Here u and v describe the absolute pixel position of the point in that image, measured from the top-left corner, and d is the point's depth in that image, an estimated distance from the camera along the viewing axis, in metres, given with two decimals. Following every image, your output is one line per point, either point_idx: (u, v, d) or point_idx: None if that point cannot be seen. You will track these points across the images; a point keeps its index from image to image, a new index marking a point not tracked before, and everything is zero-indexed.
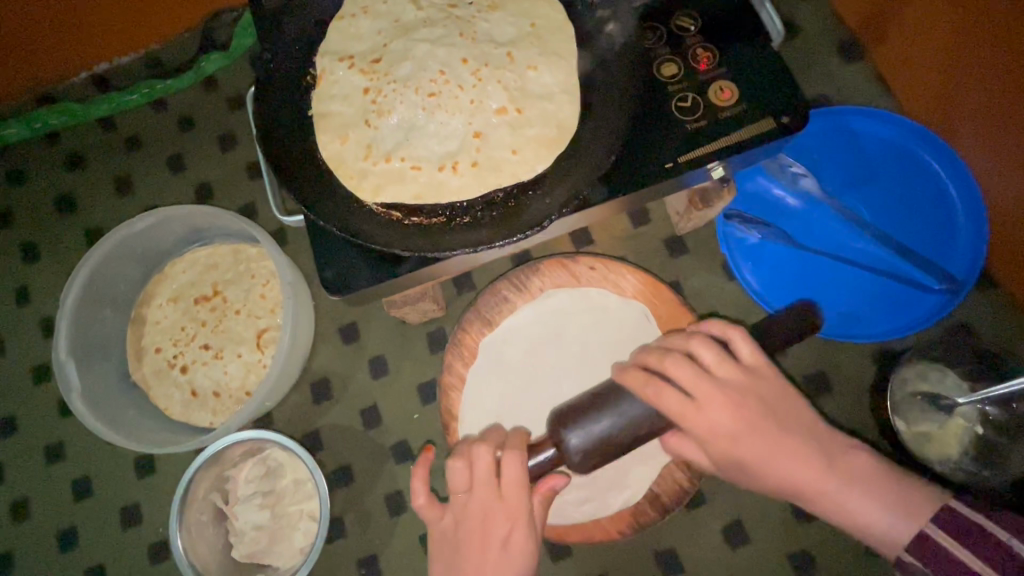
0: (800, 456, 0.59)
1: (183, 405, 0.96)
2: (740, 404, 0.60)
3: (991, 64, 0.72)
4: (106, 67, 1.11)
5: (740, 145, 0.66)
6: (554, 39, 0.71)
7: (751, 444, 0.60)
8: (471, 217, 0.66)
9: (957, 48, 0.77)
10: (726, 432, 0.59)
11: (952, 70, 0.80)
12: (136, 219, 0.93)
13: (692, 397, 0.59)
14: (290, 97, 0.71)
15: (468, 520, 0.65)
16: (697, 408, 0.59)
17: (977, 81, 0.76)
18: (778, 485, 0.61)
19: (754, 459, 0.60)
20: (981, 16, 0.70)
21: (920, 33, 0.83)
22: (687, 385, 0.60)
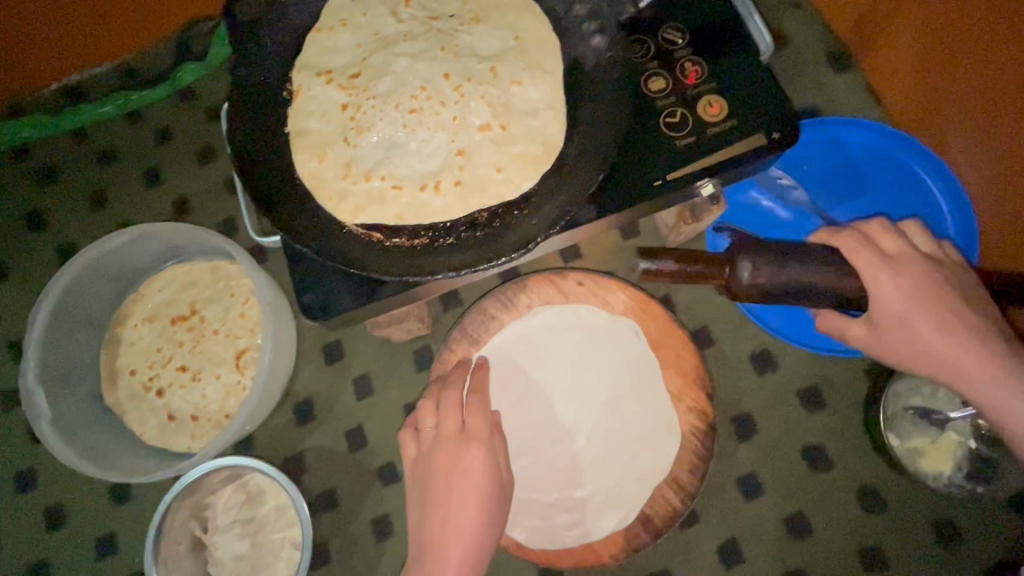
0: (986, 343, 0.59)
1: (159, 429, 0.92)
2: (921, 283, 0.60)
3: (985, 72, 0.71)
4: (78, 78, 1.07)
5: (730, 162, 0.65)
6: (539, 53, 0.69)
7: (956, 327, 0.60)
8: (454, 238, 0.64)
9: (950, 56, 0.75)
10: (946, 314, 0.60)
11: (940, 81, 0.79)
12: (109, 238, 0.89)
13: (920, 270, 0.61)
14: (265, 113, 0.69)
15: (441, 453, 0.71)
16: (938, 290, 0.61)
17: (971, 89, 0.74)
18: (938, 368, 0.61)
19: (929, 329, 0.60)
20: (968, 26, 0.70)
21: (910, 43, 0.82)
22: (906, 259, 0.62)
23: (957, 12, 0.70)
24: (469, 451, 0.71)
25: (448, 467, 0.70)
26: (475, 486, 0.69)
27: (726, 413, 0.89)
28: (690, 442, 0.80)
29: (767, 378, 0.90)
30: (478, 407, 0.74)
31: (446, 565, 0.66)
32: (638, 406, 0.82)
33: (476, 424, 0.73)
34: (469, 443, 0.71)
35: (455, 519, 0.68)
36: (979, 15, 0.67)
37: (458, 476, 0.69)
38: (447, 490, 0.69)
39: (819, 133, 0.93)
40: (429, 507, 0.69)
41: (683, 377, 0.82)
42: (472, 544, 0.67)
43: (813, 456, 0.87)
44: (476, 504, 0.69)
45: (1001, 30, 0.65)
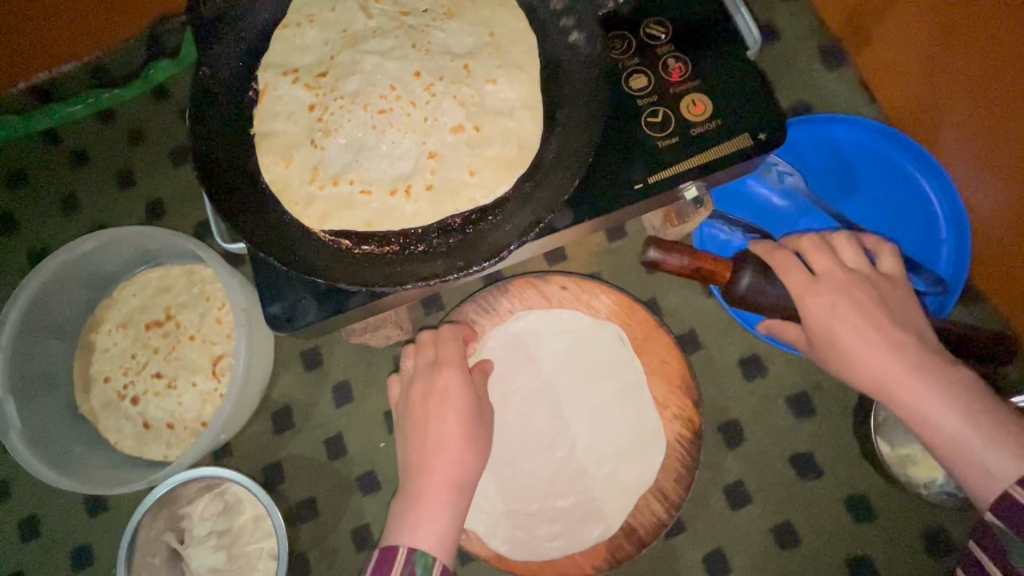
0: (906, 353, 0.58)
1: (135, 438, 0.90)
2: (843, 296, 0.61)
3: (985, 64, 0.67)
4: (46, 77, 1.04)
5: (714, 164, 0.62)
6: (514, 49, 0.66)
7: (879, 340, 0.59)
8: (426, 245, 0.61)
9: (950, 48, 0.71)
10: (867, 329, 0.60)
11: (935, 76, 0.76)
12: (79, 242, 0.87)
13: (842, 287, 0.62)
14: (229, 114, 0.66)
15: (417, 381, 0.70)
16: (862, 305, 0.61)
17: (970, 84, 0.71)
18: (866, 379, 0.60)
19: (848, 340, 0.60)
20: (964, 20, 0.67)
21: (907, 36, 0.78)
22: (831, 277, 0.63)
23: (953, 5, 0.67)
24: (444, 371, 0.69)
25: (424, 390, 0.69)
26: (451, 401, 0.67)
27: (713, 419, 0.87)
28: (675, 451, 0.78)
29: (756, 384, 0.88)
30: (454, 343, 0.72)
31: (432, 482, 0.64)
32: (622, 414, 0.80)
33: (448, 352, 0.71)
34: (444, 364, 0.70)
35: (434, 436, 0.66)
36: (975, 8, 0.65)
37: (435, 397, 0.68)
38: (423, 411, 0.67)
39: (811, 130, 0.89)
40: (411, 433, 0.68)
41: (668, 384, 0.79)
42: (456, 461, 0.65)
43: (801, 463, 0.85)
44: (454, 419, 0.67)
45: (997, 24, 0.63)
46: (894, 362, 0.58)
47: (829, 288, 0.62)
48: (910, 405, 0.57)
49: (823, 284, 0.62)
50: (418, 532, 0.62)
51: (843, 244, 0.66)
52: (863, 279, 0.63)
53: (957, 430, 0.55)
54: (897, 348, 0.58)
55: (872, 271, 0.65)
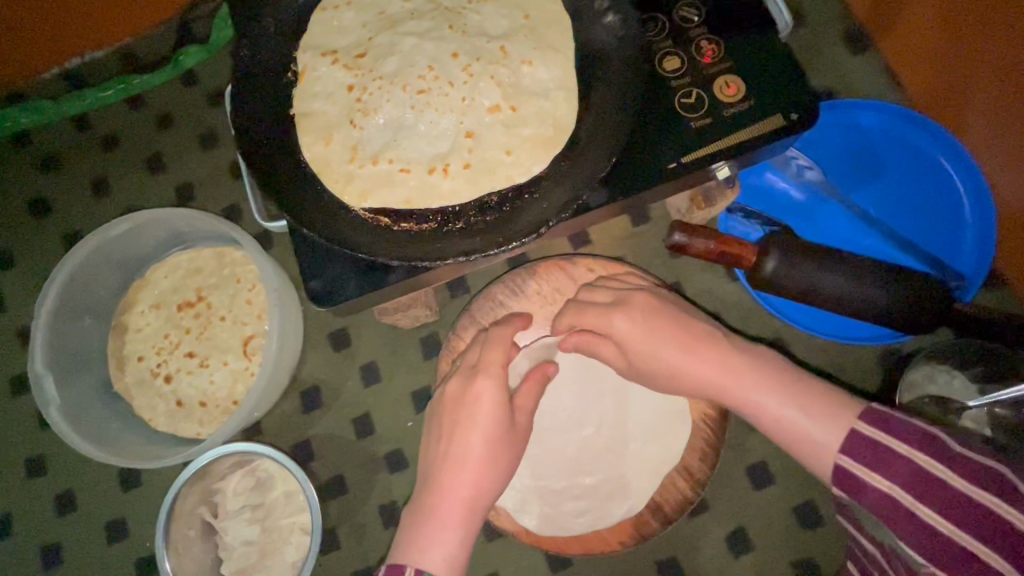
0: (717, 352, 0.63)
1: (168, 416, 0.92)
2: (651, 313, 0.66)
3: (1009, 51, 0.68)
4: (79, 62, 1.06)
5: (746, 144, 0.63)
6: (550, 31, 0.67)
7: (694, 346, 0.64)
8: (464, 222, 0.63)
9: (977, 31, 0.71)
10: (676, 337, 0.64)
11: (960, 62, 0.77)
12: (113, 224, 0.89)
13: (642, 303, 0.67)
14: (268, 93, 0.67)
15: (457, 382, 0.69)
16: (666, 317, 0.66)
17: (995, 68, 0.71)
18: (693, 383, 0.64)
19: (666, 351, 0.64)
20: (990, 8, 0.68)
21: (933, 20, 0.78)
22: (632, 301, 0.68)
23: None
24: (484, 383, 0.68)
25: (459, 398, 0.68)
26: (485, 419, 0.67)
27: None
28: (701, 430, 0.79)
29: None
30: (502, 342, 0.71)
31: (444, 501, 0.64)
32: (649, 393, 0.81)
33: (493, 358, 0.69)
34: (486, 374, 0.68)
35: (454, 452, 0.66)
36: None
37: (470, 410, 0.67)
38: (449, 423, 0.67)
39: (835, 118, 0.90)
40: (435, 442, 0.68)
41: None
42: (473, 481, 0.65)
43: None
44: (481, 441, 0.66)
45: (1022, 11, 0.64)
46: (713, 367, 0.62)
47: (637, 312, 0.66)
48: (738, 396, 0.61)
49: (627, 309, 0.67)
50: (425, 556, 0.61)
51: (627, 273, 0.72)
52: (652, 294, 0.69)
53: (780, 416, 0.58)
54: (711, 352, 0.63)
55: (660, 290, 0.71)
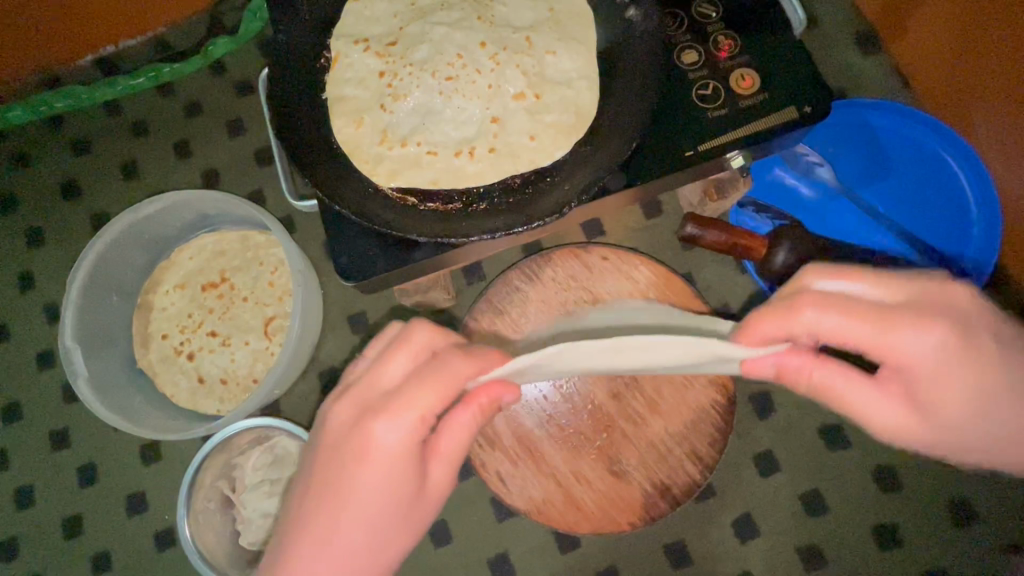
0: None
1: (190, 392, 0.95)
2: (974, 359, 0.47)
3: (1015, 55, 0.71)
4: (112, 50, 1.10)
5: (761, 135, 0.65)
6: (573, 24, 0.70)
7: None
8: (488, 203, 0.65)
9: (983, 36, 0.74)
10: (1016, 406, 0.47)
11: (968, 66, 0.80)
12: (144, 204, 0.92)
13: (971, 344, 0.47)
14: (303, 77, 0.70)
15: (337, 432, 0.51)
16: (1000, 370, 0.47)
17: (1002, 71, 0.74)
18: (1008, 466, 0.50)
19: (1000, 427, 0.48)
20: (997, 13, 0.70)
21: (942, 21, 0.81)
22: (946, 324, 0.47)
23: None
24: (375, 425, 0.49)
25: (336, 444, 0.50)
26: (365, 474, 0.49)
27: (744, 390, 0.91)
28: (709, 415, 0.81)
29: None
30: (435, 387, 0.49)
31: None
32: None
33: (427, 405, 0.49)
34: (381, 412, 0.49)
35: (326, 545, 0.48)
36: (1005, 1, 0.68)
37: (362, 457, 0.49)
38: (324, 496, 0.49)
39: (846, 116, 0.92)
40: (298, 520, 0.49)
41: None
42: None
43: (829, 433, 0.88)
44: (360, 526, 0.48)
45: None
46: None
47: (968, 354, 0.47)
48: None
49: (946, 340, 0.46)
50: None
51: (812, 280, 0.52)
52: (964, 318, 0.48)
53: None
54: None
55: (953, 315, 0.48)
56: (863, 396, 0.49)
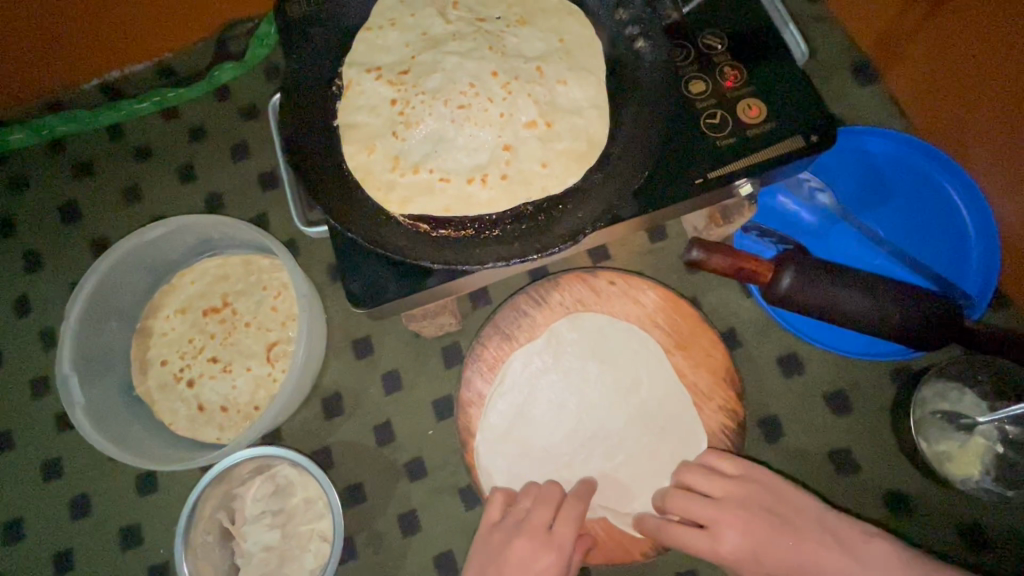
0: (839, 558, 0.69)
1: (188, 420, 0.93)
2: (755, 510, 0.73)
3: (1007, 80, 0.73)
4: (117, 75, 1.10)
5: (768, 163, 0.67)
6: (583, 55, 0.71)
7: (811, 548, 0.70)
8: (500, 230, 0.65)
9: (973, 64, 0.77)
10: (787, 539, 0.71)
11: (960, 93, 0.83)
12: (148, 229, 0.91)
13: (754, 501, 0.74)
14: (316, 105, 0.71)
15: (501, 528, 0.75)
16: (770, 515, 0.73)
17: (996, 97, 0.76)
18: None
19: (793, 560, 0.70)
20: (986, 43, 0.73)
21: (933, 52, 0.84)
22: (751, 518, 0.73)
23: (975, 30, 0.74)
24: (544, 556, 0.71)
25: (515, 564, 0.71)
26: None
27: (752, 415, 0.90)
28: (719, 441, 0.82)
29: (794, 382, 0.91)
30: (568, 520, 0.74)
31: None
32: (667, 399, 0.84)
33: (562, 530, 0.73)
34: (547, 548, 0.72)
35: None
36: (993, 33, 0.72)
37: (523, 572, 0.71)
38: None
39: (846, 143, 0.94)
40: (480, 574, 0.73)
41: (712, 377, 0.83)
42: None
43: (838, 459, 0.88)
44: None
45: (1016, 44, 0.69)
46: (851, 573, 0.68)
47: (759, 525, 0.72)
48: None
49: (735, 513, 0.73)
50: None
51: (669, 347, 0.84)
52: (765, 509, 0.74)
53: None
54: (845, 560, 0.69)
55: (735, 489, 0.75)
56: (697, 534, 0.74)
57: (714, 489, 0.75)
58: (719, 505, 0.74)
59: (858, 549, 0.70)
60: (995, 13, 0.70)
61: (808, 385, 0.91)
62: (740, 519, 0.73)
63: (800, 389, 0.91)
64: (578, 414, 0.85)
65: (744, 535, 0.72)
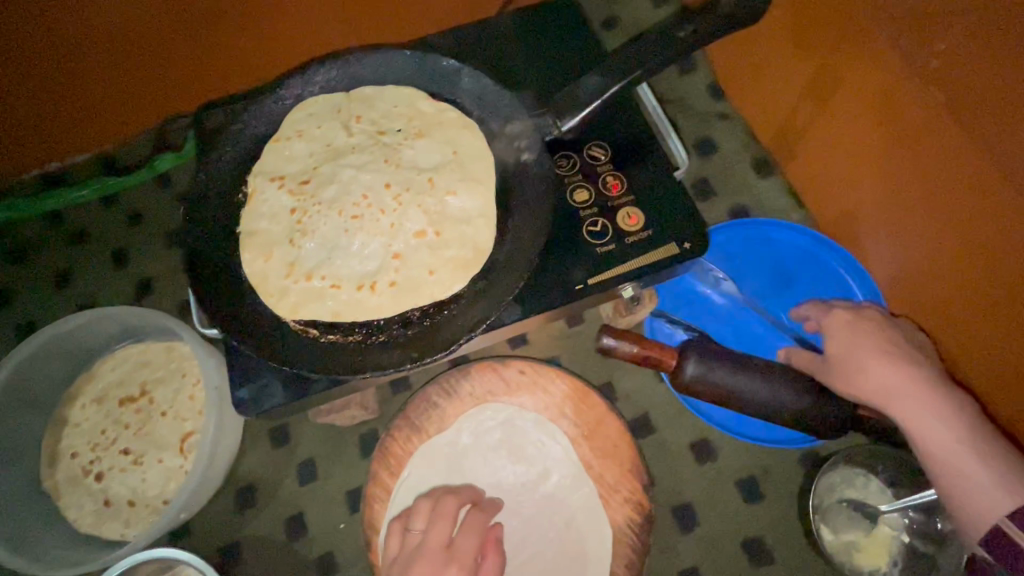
0: (900, 369, 0.76)
1: (93, 516, 0.91)
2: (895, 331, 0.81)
3: (895, 149, 0.78)
4: (59, 165, 1.14)
5: (645, 269, 0.71)
6: (474, 166, 0.75)
7: (882, 354, 0.78)
8: (387, 335, 0.68)
9: (865, 136, 0.83)
10: (862, 340, 0.80)
11: (852, 172, 0.89)
12: (67, 319, 0.93)
13: (878, 318, 0.83)
14: (220, 212, 0.74)
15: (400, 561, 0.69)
16: (888, 332, 0.81)
17: (885, 169, 0.82)
18: (869, 389, 0.77)
19: (864, 351, 0.79)
20: (877, 116, 0.79)
21: (829, 138, 0.90)
22: (878, 318, 0.83)
23: (866, 104, 0.80)
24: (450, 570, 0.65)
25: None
26: None
27: (665, 504, 0.90)
28: (625, 535, 0.82)
29: (707, 468, 0.92)
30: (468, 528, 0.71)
31: None
32: (575, 491, 0.84)
33: (465, 543, 0.68)
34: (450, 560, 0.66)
35: None
36: (881, 108, 0.78)
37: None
38: None
39: (746, 232, 1.00)
40: None
41: (618, 468, 0.84)
42: None
43: (752, 549, 0.87)
44: None
45: (900, 116, 0.75)
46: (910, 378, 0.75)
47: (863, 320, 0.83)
48: (900, 414, 0.74)
49: (871, 313, 0.84)
50: None
51: (576, 436, 0.86)
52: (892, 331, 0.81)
53: (895, 378, 0.75)
54: (902, 375, 0.75)
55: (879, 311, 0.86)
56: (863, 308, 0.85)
57: (865, 339, 0.80)
58: (857, 334, 0.81)
59: (913, 391, 0.74)
60: (880, 90, 0.76)
61: (721, 471, 0.91)
62: (868, 342, 0.79)
63: (713, 476, 0.91)
64: (490, 507, 0.84)
65: (872, 323, 0.82)
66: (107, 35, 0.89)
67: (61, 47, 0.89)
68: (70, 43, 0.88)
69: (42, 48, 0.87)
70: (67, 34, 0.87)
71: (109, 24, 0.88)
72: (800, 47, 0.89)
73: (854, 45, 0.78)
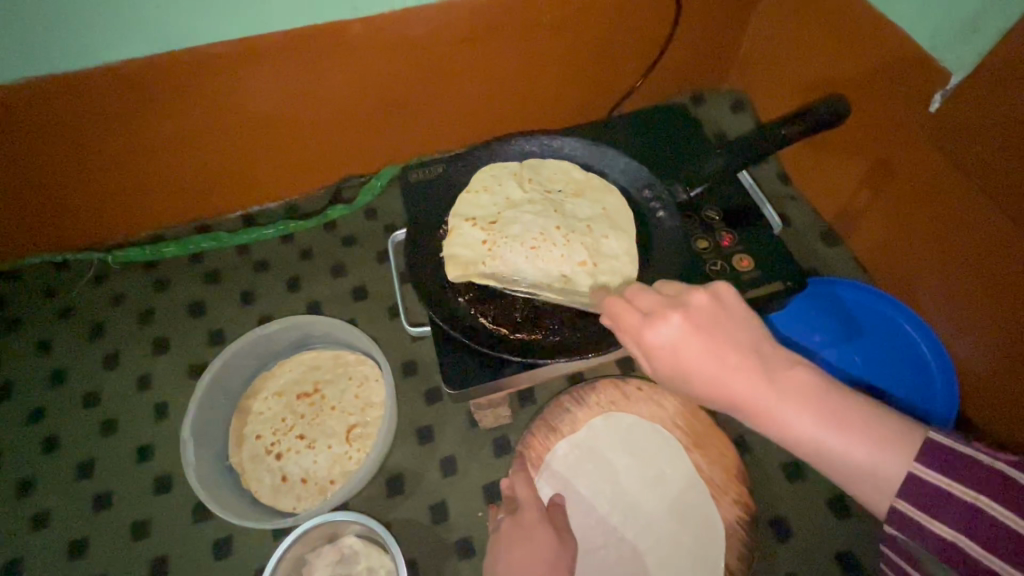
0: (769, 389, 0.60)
1: (272, 489, 1.07)
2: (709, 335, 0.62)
3: (945, 239, 1.02)
4: (255, 209, 1.42)
5: (755, 300, 0.92)
6: (620, 218, 1.00)
7: (744, 373, 0.61)
8: (561, 336, 0.88)
9: (910, 229, 1.09)
10: (734, 364, 0.61)
11: (908, 243, 1.11)
12: (267, 324, 1.15)
13: (706, 320, 0.63)
14: (431, 242, 0.99)
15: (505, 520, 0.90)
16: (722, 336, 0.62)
17: (940, 250, 1.04)
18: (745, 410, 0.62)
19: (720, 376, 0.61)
20: (930, 214, 1.03)
21: (887, 220, 1.14)
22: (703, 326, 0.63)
23: (922, 198, 1.04)
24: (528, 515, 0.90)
25: (510, 530, 0.88)
26: (542, 549, 0.85)
27: (765, 515, 1.03)
28: (735, 531, 0.95)
29: (798, 484, 1.05)
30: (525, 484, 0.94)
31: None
32: (689, 492, 0.99)
33: (527, 495, 0.92)
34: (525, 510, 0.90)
35: (507, 539, 0.87)
36: (933, 206, 1.02)
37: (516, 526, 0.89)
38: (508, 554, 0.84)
39: (820, 288, 1.18)
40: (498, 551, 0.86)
41: (724, 472, 0.99)
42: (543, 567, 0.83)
43: (844, 558, 0.99)
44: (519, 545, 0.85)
45: (955, 213, 0.98)
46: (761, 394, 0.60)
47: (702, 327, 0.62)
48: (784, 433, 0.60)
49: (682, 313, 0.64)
50: None
51: (688, 443, 1.02)
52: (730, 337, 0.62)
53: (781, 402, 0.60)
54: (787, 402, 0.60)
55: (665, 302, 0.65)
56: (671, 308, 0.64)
57: (713, 356, 0.61)
58: (709, 349, 0.61)
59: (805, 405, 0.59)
60: (931, 192, 1.02)
61: (811, 489, 1.04)
62: (722, 356, 0.61)
63: (804, 492, 1.04)
64: (620, 506, 0.99)
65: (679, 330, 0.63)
66: (286, 117, 1.22)
67: (249, 128, 1.21)
68: (256, 124, 1.21)
69: (252, 125, 1.20)
70: (276, 117, 1.21)
71: (303, 109, 1.21)
72: (859, 146, 1.15)
73: (912, 153, 1.03)
